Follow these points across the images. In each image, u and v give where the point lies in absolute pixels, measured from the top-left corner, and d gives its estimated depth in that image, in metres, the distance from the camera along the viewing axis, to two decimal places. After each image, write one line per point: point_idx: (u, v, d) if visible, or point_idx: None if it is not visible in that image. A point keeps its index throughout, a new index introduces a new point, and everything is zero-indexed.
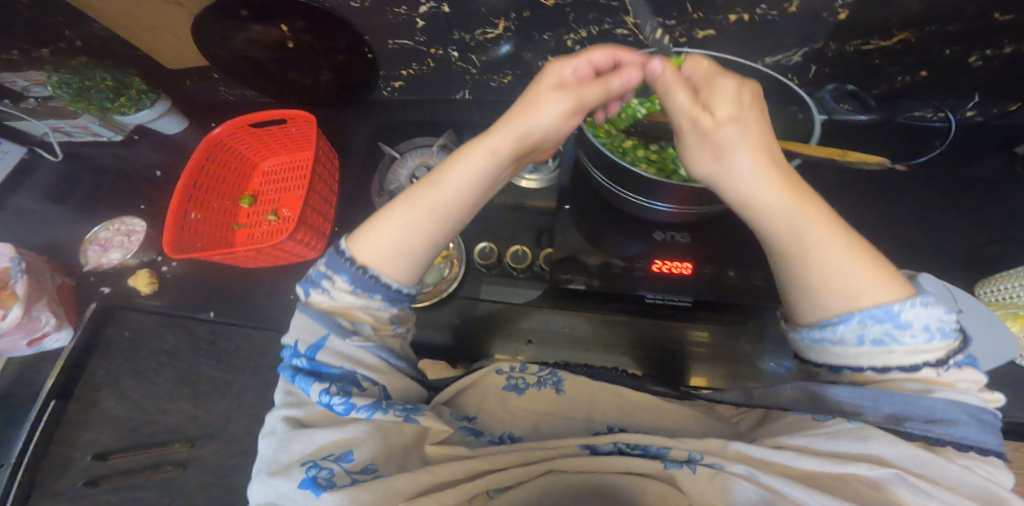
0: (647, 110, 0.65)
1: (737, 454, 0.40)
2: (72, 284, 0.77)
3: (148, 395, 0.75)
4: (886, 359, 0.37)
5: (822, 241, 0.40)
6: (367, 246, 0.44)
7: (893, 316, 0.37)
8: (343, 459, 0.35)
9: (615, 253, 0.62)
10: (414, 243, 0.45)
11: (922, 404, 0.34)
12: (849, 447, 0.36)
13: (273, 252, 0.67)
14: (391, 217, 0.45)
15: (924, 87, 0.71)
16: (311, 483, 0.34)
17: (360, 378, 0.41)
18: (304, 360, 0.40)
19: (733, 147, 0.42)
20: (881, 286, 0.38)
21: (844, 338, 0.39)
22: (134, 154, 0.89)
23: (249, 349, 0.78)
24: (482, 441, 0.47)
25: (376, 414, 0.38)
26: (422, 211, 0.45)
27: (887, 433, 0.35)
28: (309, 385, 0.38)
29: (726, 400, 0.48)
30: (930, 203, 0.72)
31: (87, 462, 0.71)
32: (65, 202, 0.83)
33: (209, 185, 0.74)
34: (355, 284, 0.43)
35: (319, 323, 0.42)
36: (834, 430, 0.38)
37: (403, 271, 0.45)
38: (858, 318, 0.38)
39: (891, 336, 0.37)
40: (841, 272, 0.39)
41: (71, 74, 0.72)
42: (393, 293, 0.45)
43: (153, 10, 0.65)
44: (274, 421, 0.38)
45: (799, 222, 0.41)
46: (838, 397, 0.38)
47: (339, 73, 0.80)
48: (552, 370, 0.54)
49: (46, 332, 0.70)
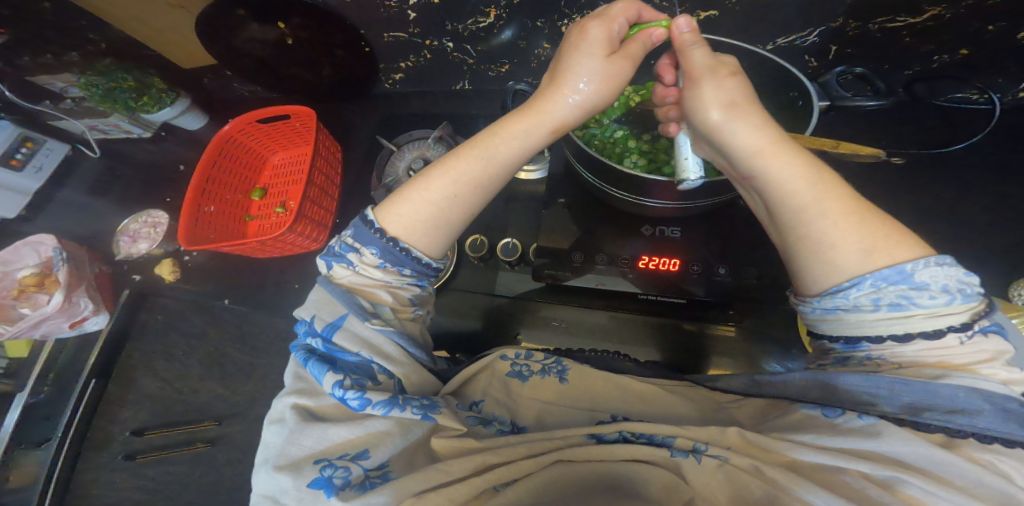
0: (641, 97, 0.60)
1: (738, 439, 0.40)
2: (108, 272, 0.80)
3: (180, 376, 0.80)
4: (905, 325, 0.34)
5: (831, 195, 0.37)
6: (399, 220, 0.43)
7: (907, 277, 0.33)
8: (359, 459, 0.34)
9: (603, 247, 0.61)
10: (453, 215, 0.44)
11: (941, 392, 0.32)
12: (859, 445, 0.34)
13: (277, 244, 0.70)
14: (432, 187, 0.44)
15: (964, 67, 0.63)
16: (325, 483, 0.33)
17: (378, 370, 0.38)
18: (321, 340, 0.38)
19: (739, 99, 0.39)
20: (895, 244, 0.35)
21: (859, 305, 0.35)
22: (164, 150, 0.92)
23: (273, 333, 0.82)
24: (491, 430, 0.44)
25: (393, 411, 0.36)
26: (463, 183, 0.44)
27: (903, 429, 0.33)
28: (323, 373, 0.36)
29: (731, 387, 0.46)
30: (967, 193, 0.65)
31: (126, 437, 0.76)
32: (106, 193, 0.87)
33: (222, 178, 0.77)
34: (385, 257, 0.42)
35: (338, 300, 0.40)
36: (848, 428, 0.36)
37: (436, 245, 0.45)
38: (871, 281, 0.34)
39: (908, 298, 0.33)
40: (849, 226, 0.36)
41: (98, 75, 0.75)
42: (421, 267, 0.44)
43: (158, 10, 0.67)
44: (283, 407, 0.36)
45: (811, 181, 0.37)
46: (849, 386, 0.36)
47: (340, 68, 0.81)
48: (556, 358, 0.51)
49: (85, 316, 0.73)
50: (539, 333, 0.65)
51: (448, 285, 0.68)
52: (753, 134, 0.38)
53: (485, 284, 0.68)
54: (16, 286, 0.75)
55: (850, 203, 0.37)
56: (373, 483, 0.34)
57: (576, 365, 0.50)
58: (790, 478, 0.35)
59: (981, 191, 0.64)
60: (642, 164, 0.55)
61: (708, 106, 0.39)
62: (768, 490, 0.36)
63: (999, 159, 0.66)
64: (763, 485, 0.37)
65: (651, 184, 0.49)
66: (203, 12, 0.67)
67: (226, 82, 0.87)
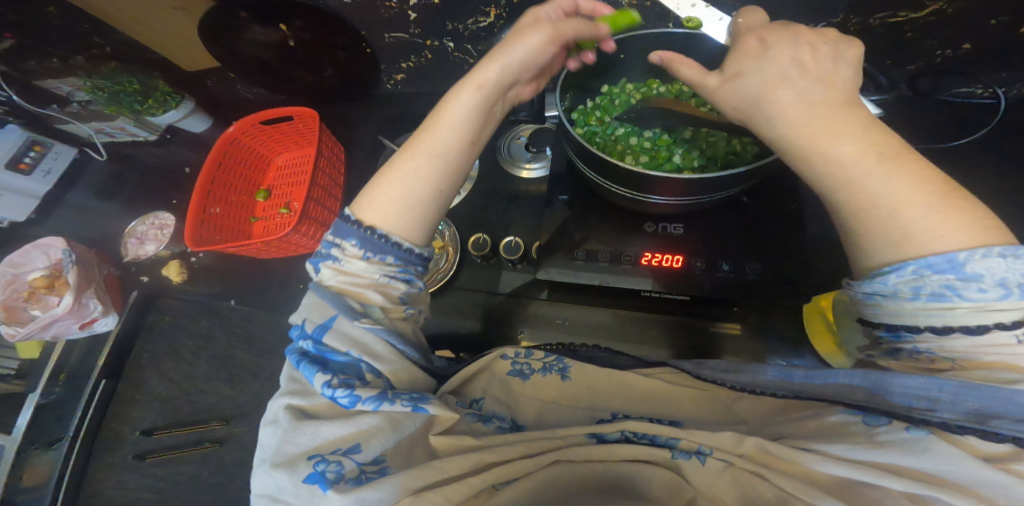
0: (643, 93, 0.60)
1: (755, 447, 0.39)
2: (116, 275, 0.81)
3: (188, 377, 0.81)
4: (947, 317, 0.33)
5: (896, 177, 0.35)
6: (371, 207, 0.44)
7: (957, 267, 0.32)
8: (352, 454, 0.34)
9: (606, 244, 0.61)
10: (419, 192, 0.44)
11: (1014, 399, 0.29)
12: (900, 460, 0.33)
13: (281, 245, 0.70)
14: (396, 169, 0.45)
15: (970, 61, 0.62)
16: (319, 477, 0.33)
17: (366, 369, 0.39)
18: (310, 342, 0.39)
19: (771, 102, 0.38)
20: (957, 232, 0.33)
21: (898, 292, 0.35)
22: (170, 153, 0.93)
23: (278, 334, 0.83)
24: (489, 427, 0.44)
25: (382, 406, 0.36)
26: (422, 156, 0.45)
27: (952, 446, 0.32)
28: (313, 374, 0.37)
29: (763, 384, 0.43)
30: (978, 187, 0.63)
31: (136, 437, 0.78)
32: (113, 196, 0.88)
33: (228, 180, 0.77)
34: (366, 248, 0.42)
35: (328, 303, 0.41)
36: (889, 440, 0.34)
37: (414, 229, 0.45)
38: (913, 267, 0.34)
39: (952, 289, 0.32)
40: (913, 211, 0.34)
41: (103, 79, 0.77)
42: (404, 254, 0.44)
43: (162, 13, 0.67)
44: (278, 409, 0.37)
45: (886, 180, 0.35)
46: (904, 389, 0.34)
47: (342, 69, 0.81)
48: (558, 356, 0.51)
49: (94, 317, 0.74)
50: (543, 332, 0.65)
51: (451, 284, 0.68)
52: (797, 115, 0.37)
53: (487, 283, 0.68)
54: (26, 288, 0.76)
55: (920, 188, 0.34)
56: (370, 477, 0.34)
57: (579, 362, 0.50)
58: (796, 486, 0.35)
59: (989, 187, 0.63)
60: (644, 161, 0.56)
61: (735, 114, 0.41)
62: (778, 492, 0.36)
63: (1008, 154, 0.65)
64: (774, 489, 0.37)
65: (652, 180, 0.49)
66: (206, 14, 0.67)
67: (230, 84, 0.88)
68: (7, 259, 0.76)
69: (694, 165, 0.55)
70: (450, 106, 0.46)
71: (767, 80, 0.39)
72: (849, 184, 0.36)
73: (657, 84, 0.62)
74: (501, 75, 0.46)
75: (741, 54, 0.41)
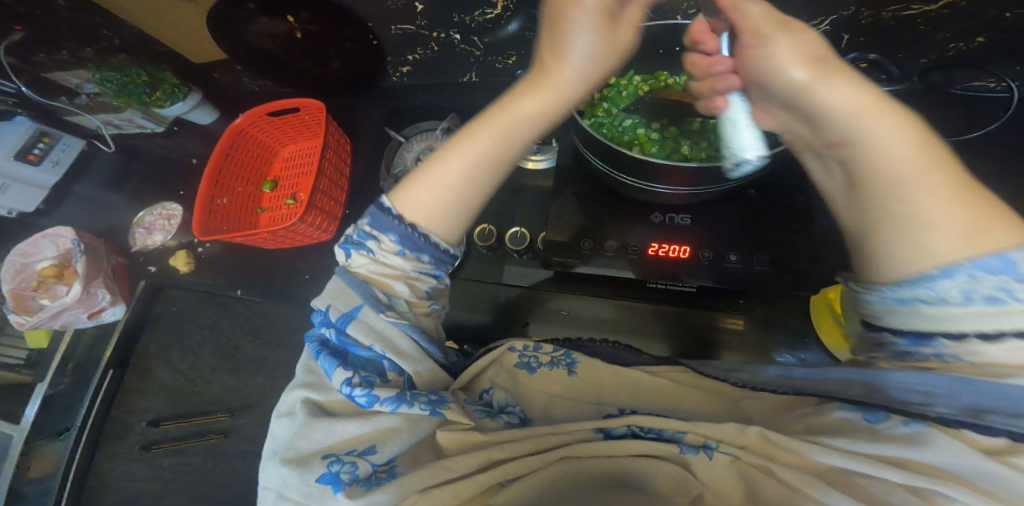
0: (650, 86, 0.59)
1: (756, 438, 0.39)
2: (124, 264, 0.82)
3: (195, 367, 0.81)
4: (1000, 323, 0.31)
5: (929, 164, 0.36)
6: (418, 205, 0.44)
7: (1013, 267, 0.30)
8: (366, 455, 0.35)
9: (613, 236, 0.61)
10: (472, 199, 0.45)
11: (1011, 394, 0.30)
12: (895, 451, 0.34)
13: (289, 235, 0.71)
14: (449, 173, 0.44)
15: (984, 53, 0.61)
16: (333, 478, 0.34)
17: (388, 367, 0.39)
18: (334, 330, 0.39)
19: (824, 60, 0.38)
20: (1003, 229, 0.33)
21: (945, 297, 0.32)
22: (178, 145, 0.93)
23: (284, 326, 0.83)
24: (498, 423, 0.44)
25: (401, 408, 0.37)
26: (481, 166, 0.45)
27: (951, 440, 0.33)
28: (333, 368, 0.38)
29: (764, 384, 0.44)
30: (985, 181, 0.64)
31: (143, 428, 0.78)
32: (121, 189, 0.89)
33: (234, 172, 0.78)
34: (404, 244, 0.43)
35: (354, 292, 0.41)
36: (890, 434, 0.36)
37: (456, 231, 0.46)
38: (969, 269, 0.32)
39: (1006, 292, 0.31)
40: (978, 207, 0.34)
41: (112, 70, 0.76)
42: (438, 253, 0.45)
43: (168, 6, 0.68)
44: (293, 401, 0.38)
45: (949, 178, 0.35)
46: (902, 387, 0.35)
47: (349, 61, 0.81)
48: (567, 350, 0.52)
49: (103, 306, 0.75)
50: (548, 324, 0.66)
51: (457, 274, 0.69)
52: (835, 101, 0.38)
53: (492, 274, 0.69)
54: (36, 277, 0.77)
55: (956, 178, 0.35)
56: (381, 478, 0.35)
57: (586, 358, 0.51)
58: (803, 481, 0.35)
59: (998, 187, 0.63)
60: (653, 152, 0.54)
61: (791, 63, 0.38)
62: (783, 490, 0.36)
63: (1018, 150, 0.65)
64: (778, 486, 0.37)
65: (662, 168, 0.49)
66: (212, 10, 0.68)
67: (237, 76, 0.88)
68: (17, 249, 0.77)
69: (701, 156, 0.54)
70: (515, 118, 0.44)
71: (789, 62, 0.38)
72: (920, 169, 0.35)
73: (665, 77, 0.61)
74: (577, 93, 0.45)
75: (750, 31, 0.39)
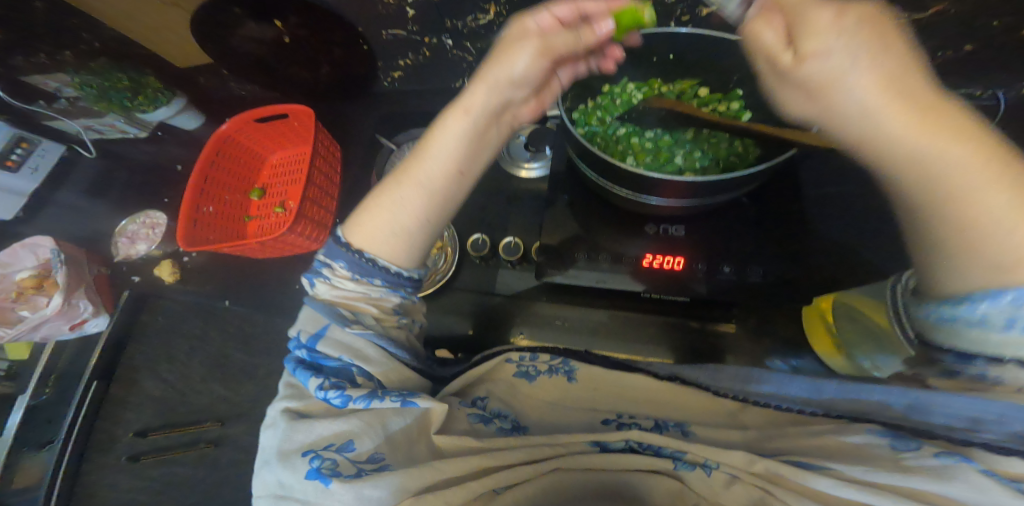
0: (644, 94, 0.59)
1: (765, 472, 0.37)
2: (107, 274, 0.79)
3: (183, 377, 0.80)
4: None
5: (986, 180, 0.32)
6: (359, 230, 0.44)
7: None
8: (345, 450, 0.34)
9: (607, 246, 0.60)
10: (404, 221, 0.44)
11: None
12: (920, 483, 0.31)
13: (278, 245, 0.70)
14: (385, 197, 0.44)
15: None
16: (317, 473, 0.32)
17: (357, 372, 0.39)
18: (305, 351, 0.39)
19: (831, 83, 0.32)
20: None
21: (987, 320, 0.32)
22: (163, 150, 0.91)
23: (275, 334, 0.82)
24: (491, 429, 0.44)
25: (373, 403, 0.36)
26: (406, 186, 0.44)
27: (983, 479, 0.30)
28: (307, 378, 0.37)
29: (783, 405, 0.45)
30: None
31: (129, 439, 0.76)
32: (104, 195, 0.86)
33: (220, 180, 0.76)
34: (354, 270, 0.42)
35: (320, 313, 0.41)
36: (920, 467, 0.33)
37: (401, 254, 0.44)
38: (1011, 296, 0.31)
39: None
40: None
41: (91, 74, 0.75)
42: (392, 278, 0.44)
43: (152, 10, 0.66)
44: (275, 412, 0.37)
45: (1004, 196, 0.31)
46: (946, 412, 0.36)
47: (339, 67, 0.80)
48: (564, 358, 0.51)
49: (84, 317, 0.73)
50: (543, 333, 0.65)
51: (451, 283, 0.68)
52: (882, 121, 0.32)
53: (485, 283, 0.68)
54: (15, 288, 0.75)
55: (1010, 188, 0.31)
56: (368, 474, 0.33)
57: (585, 365, 0.50)
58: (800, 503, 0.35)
59: None
60: (647, 162, 0.55)
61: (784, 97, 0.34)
62: None
63: None
64: None
65: (656, 183, 0.49)
66: (196, 13, 0.66)
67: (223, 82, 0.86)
68: None
69: (695, 165, 0.55)
70: (440, 138, 0.44)
71: (851, 73, 0.31)
72: (963, 193, 0.32)
73: (659, 84, 0.61)
74: (489, 98, 0.42)
75: (807, 30, 0.31)
